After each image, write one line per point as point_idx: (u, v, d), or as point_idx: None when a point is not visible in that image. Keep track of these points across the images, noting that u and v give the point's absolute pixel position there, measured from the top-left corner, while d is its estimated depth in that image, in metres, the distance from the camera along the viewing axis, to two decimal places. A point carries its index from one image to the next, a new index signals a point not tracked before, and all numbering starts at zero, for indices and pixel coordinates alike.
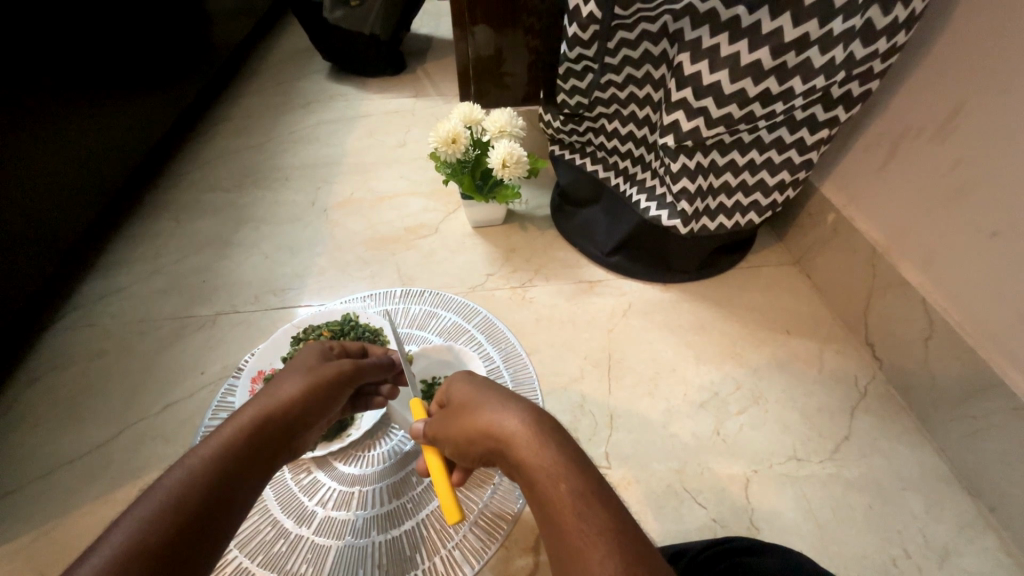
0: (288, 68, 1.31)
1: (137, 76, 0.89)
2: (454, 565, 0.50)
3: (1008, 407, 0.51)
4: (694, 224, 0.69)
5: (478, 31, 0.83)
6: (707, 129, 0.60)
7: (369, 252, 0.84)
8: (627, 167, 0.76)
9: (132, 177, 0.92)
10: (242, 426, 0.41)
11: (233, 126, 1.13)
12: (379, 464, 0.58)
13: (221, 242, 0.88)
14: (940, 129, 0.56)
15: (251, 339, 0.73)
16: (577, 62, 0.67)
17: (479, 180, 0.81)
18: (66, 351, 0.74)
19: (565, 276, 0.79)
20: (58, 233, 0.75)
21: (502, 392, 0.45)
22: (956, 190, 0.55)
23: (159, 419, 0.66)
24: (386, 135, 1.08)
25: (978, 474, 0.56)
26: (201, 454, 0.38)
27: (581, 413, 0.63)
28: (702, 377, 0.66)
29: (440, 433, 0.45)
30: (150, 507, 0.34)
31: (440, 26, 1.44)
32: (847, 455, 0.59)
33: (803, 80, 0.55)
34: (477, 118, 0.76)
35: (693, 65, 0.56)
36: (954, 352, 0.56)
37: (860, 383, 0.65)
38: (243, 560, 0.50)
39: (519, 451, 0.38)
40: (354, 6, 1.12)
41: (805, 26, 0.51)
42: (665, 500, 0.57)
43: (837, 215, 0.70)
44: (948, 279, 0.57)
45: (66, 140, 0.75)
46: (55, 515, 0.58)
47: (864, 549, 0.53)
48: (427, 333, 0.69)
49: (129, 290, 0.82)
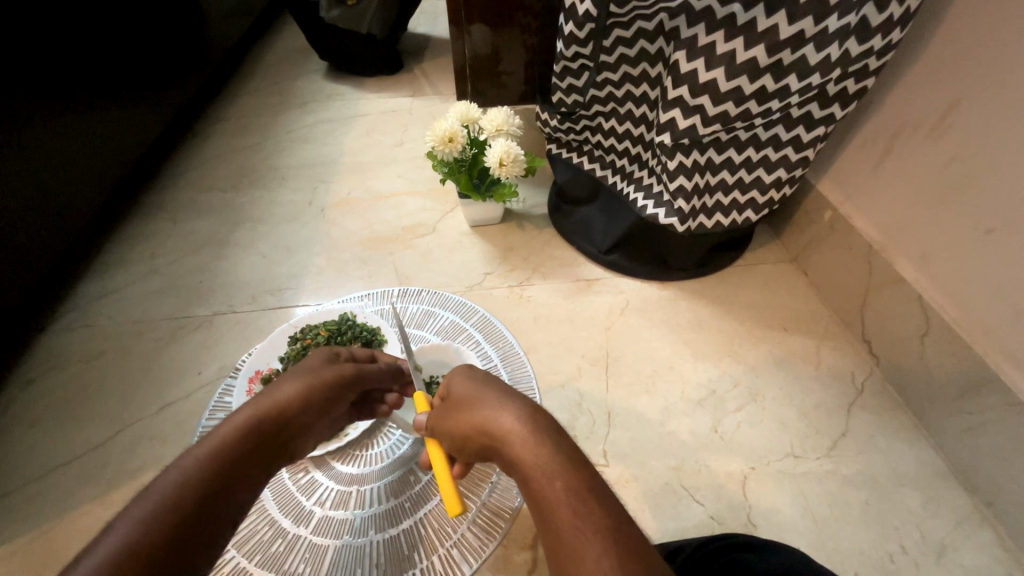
0: (285, 68, 1.31)
1: (134, 76, 0.89)
2: (453, 564, 0.50)
3: (1003, 403, 0.52)
4: (691, 223, 0.69)
5: (474, 31, 0.83)
6: (704, 127, 0.60)
7: (366, 251, 0.84)
8: (624, 166, 0.76)
9: (128, 177, 0.92)
10: (238, 427, 0.41)
11: (230, 125, 1.13)
12: (377, 463, 0.58)
13: (218, 242, 0.88)
14: (935, 127, 0.56)
15: (249, 340, 0.73)
16: (573, 60, 0.66)
17: (476, 179, 0.81)
18: (64, 351, 0.74)
19: (562, 275, 0.79)
20: (54, 233, 0.75)
21: (500, 387, 0.45)
22: (951, 187, 0.55)
23: (157, 418, 0.66)
24: (383, 134, 1.08)
25: (975, 470, 0.56)
26: (196, 455, 0.38)
27: (578, 411, 0.63)
28: (700, 375, 0.66)
29: (439, 427, 0.45)
30: (144, 508, 0.34)
31: (438, 25, 1.44)
32: (844, 452, 0.59)
33: (798, 78, 0.55)
34: (474, 117, 0.76)
35: (689, 63, 0.56)
36: (950, 348, 0.56)
37: (857, 380, 0.65)
38: (241, 560, 0.50)
39: (515, 448, 0.39)
40: (350, 5, 1.13)
41: (800, 24, 0.51)
42: (662, 498, 0.57)
43: (834, 212, 0.70)
44: (944, 276, 0.57)
45: (61, 140, 0.75)
46: (53, 516, 0.58)
47: (860, 546, 0.53)
48: (425, 332, 0.69)
49: (127, 289, 0.82)
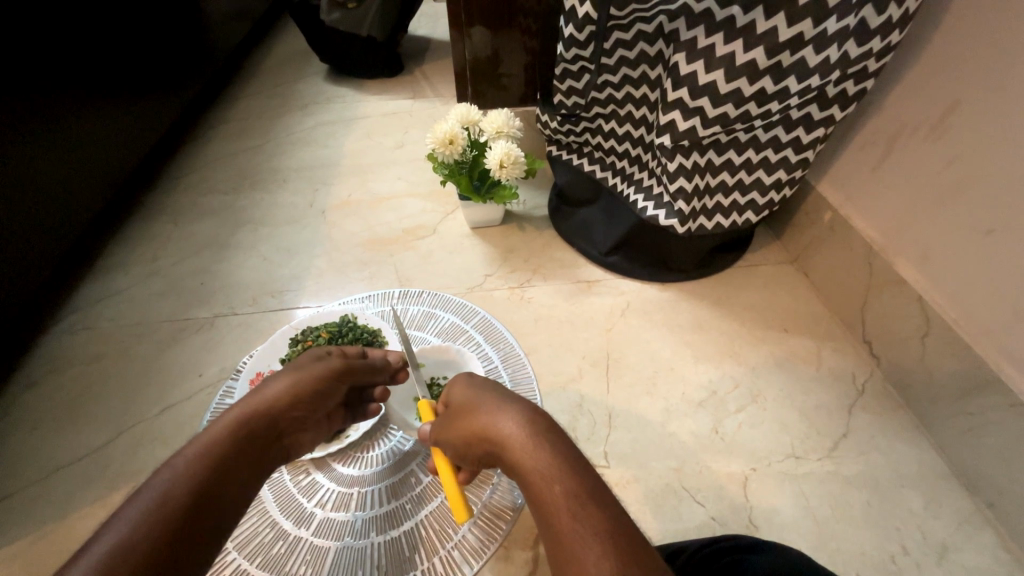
0: (287, 70, 1.32)
1: (133, 78, 0.89)
2: (454, 566, 0.50)
3: (1005, 404, 0.52)
4: (691, 224, 0.69)
5: (475, 33, 0.84)
6: (703, 129, 0.60)
7: (367, 253, 0.84)
8: (625, 168, 0.76)
9: (129, 180, 0.92)
10: (229, 425, 0.42)
11: (232, 127, 1.14)
12: (377, 465, 0.58)
13: (219, 243, 0.88)
14: (934, 128, 0.56)
15: (250, 341, 0.73)
16: (573, 62, 0.67)
17: (477, 181, 0.82)
18: (65, 353, 0.74)
19: (563, 277, 0.79)
20: (55, 234, 0.75)
21: (501, 393, 0.45)
22: (952, 188, 0.55)
23: (158, 420, 0.66)
24: (384, 136, 1.08)
25: (976, 471, 0.56)
26: (190, 454, 0.38)
27: (579, 412, 0.63)
28: (701, 376, 0.66)
29: (441, 435, 0.45)
30: (138, 509, 0.34)
31: (438, 27, 1.45)
32: (845, 453, 0.59)
33: (798, 80, 0.55)
34: (475, 119, 0.76)
35: (688, 65, 0.57)
36: (951, 349, 0.56)
37: (857, 381, 0.65)
38: (242, 561, 0.50)
39: (516, 453, 0.39)
40: (351, 7, 1.13)
41: (799, 26, 0.51)
42: (663, 499, 0.56)
43: (834, 213, 0.70)
44: (945, 277, 0.57)
45: (60, 143, 0.74)
46: (54, 518, 0.58)
47: (862, 548, 0.53)
48: (426, 333, 0.69)
49: (128, 291, 0.82)
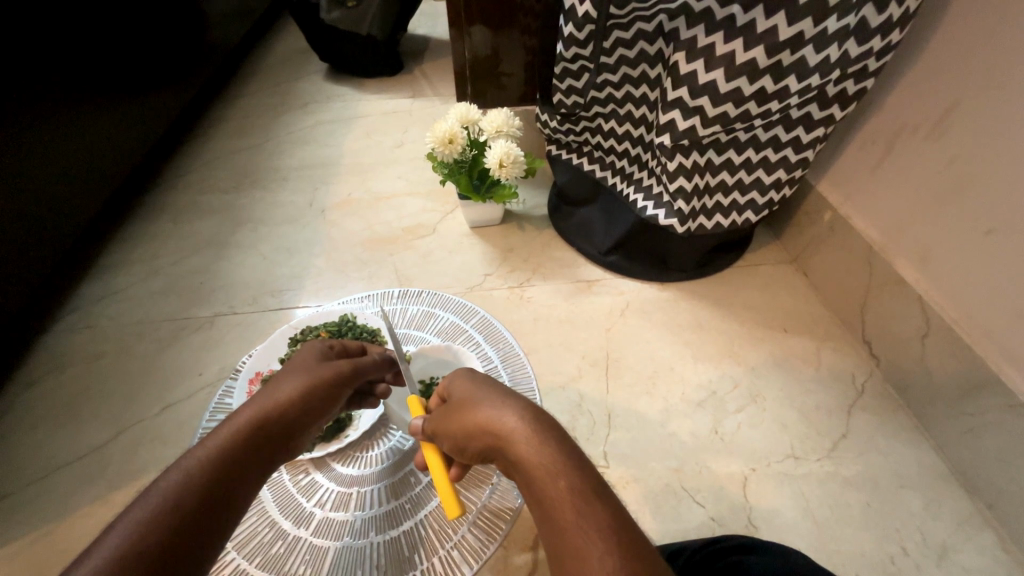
0: (287, 69, 1.32)
1: (132, 77, 0.89)
2: (453, 565, 0.50)
3: (1005, 405, 0.51)
4: (691, 224, 0.69)
5: (475, 32, 0.84)
6: (703, 129, 0.60)
7: (367, 253, 0.84)
8: (625, 167, 0.76)
9: (129, 179, 0.92)
10: (240, 427, 0.41)
11: (233, 125, 1.14)
12: (377, 465, 0.58)
13: (220, 242, 0.88)
14: (935, 127, 0.56)
15: (250, 340, 0.73)
16: (572, 62, 0.67)
17: (476, 180, 0.81)
18: (66, 351, 0.74)
19: (563, 276, 0.79)
20: (56, 233, 0.75)
21: (502, 389, 0.45)
22: (952, 187, 0.55)
23: (159, 418, 0.66)
24: (384, 135, 1.08)
25: (975, 471, 0.56)
26: (200, 455, 0.38)
27: (579, 412, 0.63)
28: (700, 376, 0.66)
29: (439, 429, 0.45)
30: (147, 508, 0.34)
31: (437, 26, 1.45)
32: (845, 453, 0.59)
33: (798, 79, 0.55)
34: (473, 118, 0.76)
35: (688, 64, 0.56)
36: (951, 349, 0.56)
37: (857, 381, 0.65)
38: (241, 561, 0.50)
39: (519, 449, 0.38)
40: (351, 7, 1.14)
41: (799, 25, 0.51)
42: (663, 499, 0.56)
43: (833, 213, 0.70)
44: (945, 278, 0.57)
45: (57, 144, 0.74)
46: (54, 517, 0.58)
47: (862, 548, 0.53)
48: (425, 333, 0.69)
49: (129, 290, 0.82)
